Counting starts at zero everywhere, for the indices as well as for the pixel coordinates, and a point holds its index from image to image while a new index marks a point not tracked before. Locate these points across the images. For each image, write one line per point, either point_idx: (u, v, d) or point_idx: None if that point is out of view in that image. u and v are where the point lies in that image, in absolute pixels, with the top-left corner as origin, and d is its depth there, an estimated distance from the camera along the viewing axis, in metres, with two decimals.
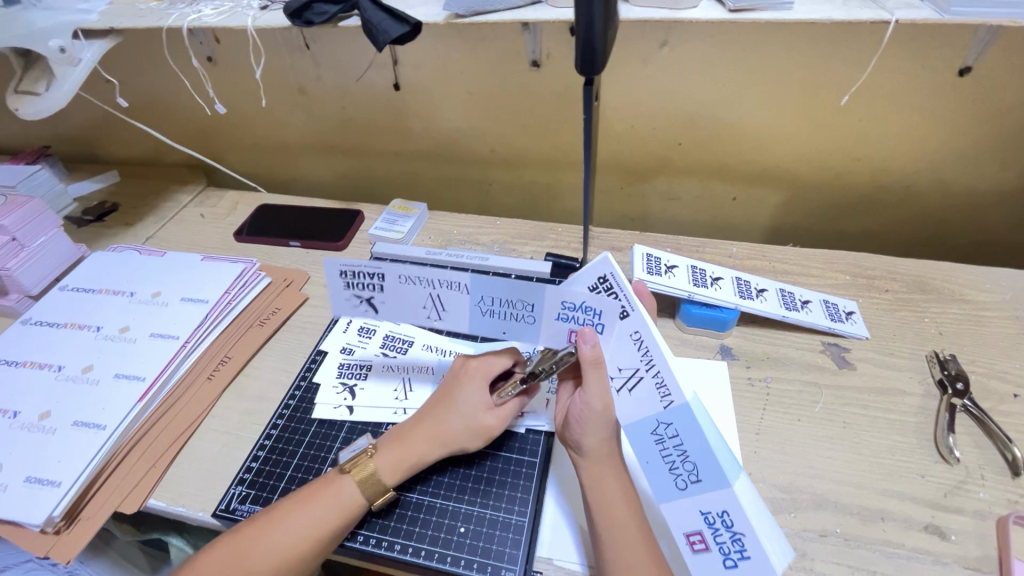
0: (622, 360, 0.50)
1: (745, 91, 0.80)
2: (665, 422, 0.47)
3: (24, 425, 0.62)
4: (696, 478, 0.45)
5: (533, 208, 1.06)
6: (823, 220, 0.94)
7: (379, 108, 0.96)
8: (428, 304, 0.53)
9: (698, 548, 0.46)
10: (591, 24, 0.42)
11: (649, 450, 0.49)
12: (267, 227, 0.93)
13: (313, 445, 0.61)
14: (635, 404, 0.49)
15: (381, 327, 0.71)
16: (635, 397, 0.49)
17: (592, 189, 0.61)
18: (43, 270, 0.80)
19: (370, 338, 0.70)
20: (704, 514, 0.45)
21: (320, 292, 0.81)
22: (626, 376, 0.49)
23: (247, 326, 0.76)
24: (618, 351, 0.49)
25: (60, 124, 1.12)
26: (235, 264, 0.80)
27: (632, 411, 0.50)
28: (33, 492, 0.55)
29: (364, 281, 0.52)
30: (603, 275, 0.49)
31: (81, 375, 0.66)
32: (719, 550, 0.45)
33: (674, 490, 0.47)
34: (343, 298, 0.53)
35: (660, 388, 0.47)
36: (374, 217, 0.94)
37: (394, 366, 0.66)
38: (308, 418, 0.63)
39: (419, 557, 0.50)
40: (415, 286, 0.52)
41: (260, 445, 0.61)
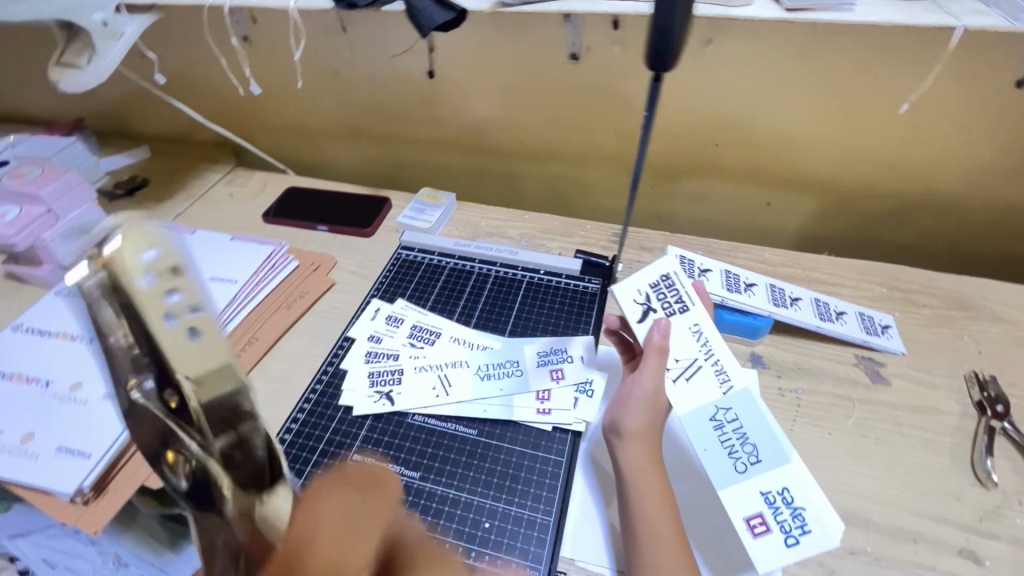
0: (680, 351, 0.53)
1: (789, 94, 0.78)
2: (723, 407, 0.51)
3: (56, 395, 0.62)
4: (758, 458, 0.48)
5: (559, 203, 1.05)
6: (858, 230, 0.92)
7: (411, 95, 0.95)
8: (437, 384, 0.62)
9: (758, 532, 0.47)
10: (670, 24, 0.41)
11: (707, 438, 0.50)
12: (295, 210, 0.93)
13: (339, 431, 0.60)
14: (692, 393, 0.52)
15: (408, 316, 0.70)
16: (693, 386, 0.52)
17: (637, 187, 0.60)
18: None
19: (397, 327, 0.69)
20: (764, 494, 0.47)
21: (347, 277, 0.81)
22: (683, 366, 0.53)
23: (275, 308, 0.76)
24: (677, 343, 0.54)
25: (94, 98, 1.13)
26: (264, 245, 0.80)
27: (690, 397, 0.52)
28: (64, 462, 0.56)
29: (385, 380, 0.63)
30: (667, 274, 0.57)
31: None
32: (779, 529, 0.46)
33: (733, 476, 0.48)
34: (367, 396, 0.62)
35: (719, 375, 0.52)
36: (402, 206, 0.94)
37: (421, 357, 0.65)
38: (334, 405, 0.63)
39: None
40: (426, 372, 0.63)
41: (286, 428, 0.61)
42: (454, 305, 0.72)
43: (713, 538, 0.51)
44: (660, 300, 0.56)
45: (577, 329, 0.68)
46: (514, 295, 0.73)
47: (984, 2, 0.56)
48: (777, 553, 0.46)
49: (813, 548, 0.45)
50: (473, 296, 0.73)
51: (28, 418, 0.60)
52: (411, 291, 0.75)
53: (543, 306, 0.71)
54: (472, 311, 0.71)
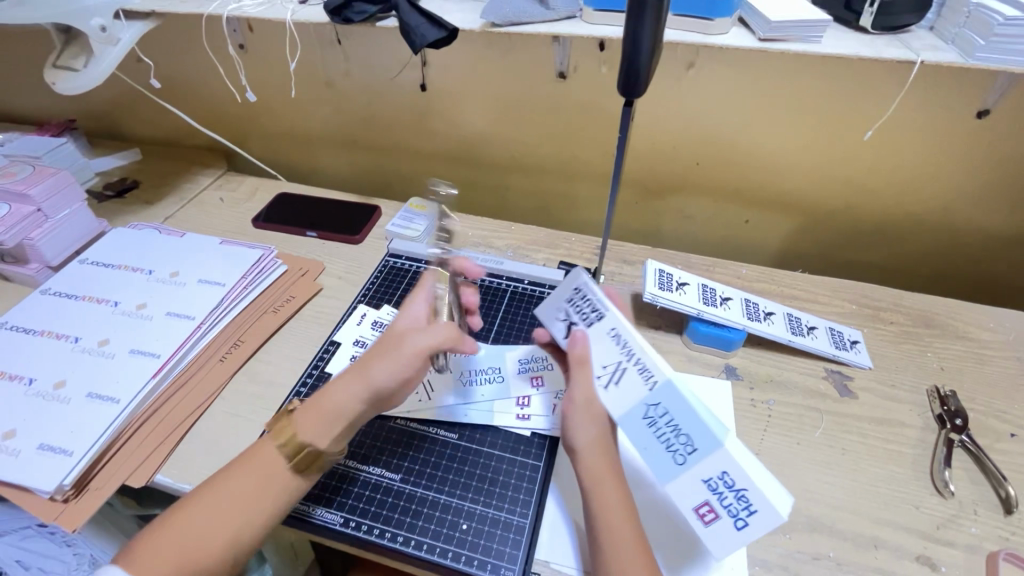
0: (603, 356, 0.51)
1: (766, 117, 0.81)
2: (652, 404, 0.48)
3: (38, 393, 0.63)
4: (692, 447, 0.46)
5: (546, 216, 1.07)
6: (832, 249, 0.95)
7: (403, 107, 0.97)
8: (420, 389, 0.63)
9: (709, 519, 0.47)
10: (638, 45, 0.44)
11: (644, 436, 0.48)
12: (284, 216, 0.95)
13: None
14: (621, 396, 0.49)
15: None
16: (623, 389, 0.49)
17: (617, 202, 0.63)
18: (64, 242, 0.81)
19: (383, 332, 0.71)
20: (705, 482, 0.46)
21: (334, 283, 0.83)
22: (609, 371, 0.50)
23: (262, 312, 0.77)
24: (598, 350, 0.52)
25: (87, 100, 1.13)
26: (253, 250, 0.81)
27: (622, 401, 0.49)
28: (45, 459, 0.56)
29: None
30: (579, 286, 0.56)
31: (97, 348, 0.67)
32: (727, 513, 0.46)
33: (673, 468, 0.47)
34: None
35: (643, 373, 0.48)
36: (391, 214, 0.96)
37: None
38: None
39: (421, 550, 0.51)
40: None
41: None
42: None
43: (676, 534, 0.54)
44: (579, 314, 0.55)
45: None
46: (498, 303, 0.75)
47: (942, 39, 0.60)
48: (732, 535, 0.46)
49: (764, 525, 0.45)
50: None
51: (10, 416, 0.61)
52: (398, 298, 0.76)
53: (526, 315, 0.73)
54: None
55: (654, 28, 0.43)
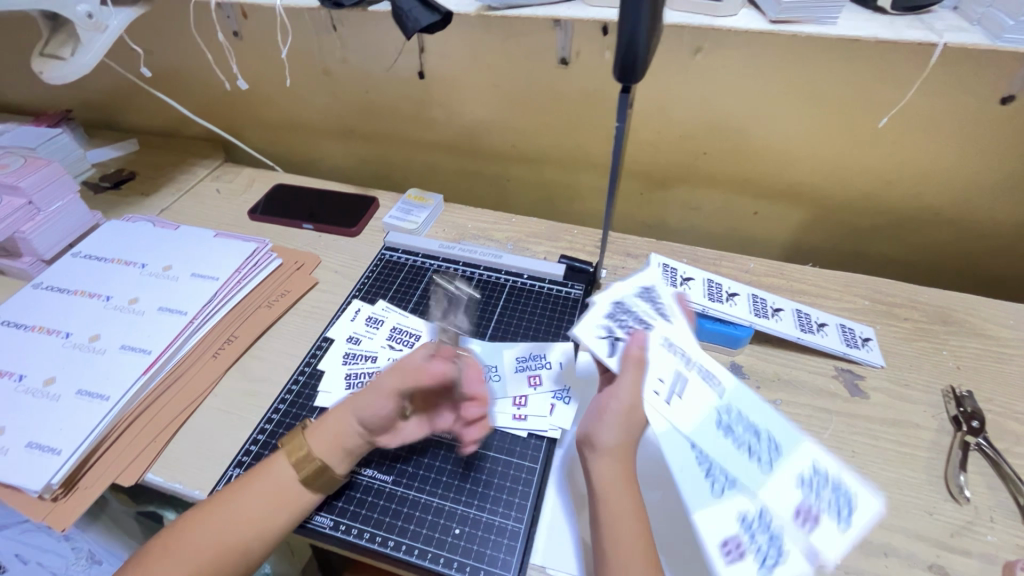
0: (660, 371, 0.52)
1: (778, 105, 0.78)
2: (724, 408, 0.51)
3: (29, 390, 0.62)
4: (733, 479, 0.48)
5: (548, 207, 1.05)
6: (845, 242, 0.92)
7: (401, 95, 0.95)
8: None
9: (733, 555, 0.46)
10: (636, 30, 0.41)
11: (687, 455, 0.50)
12: (281, 208, 0.93)
13: None
14: (685, 407, 0.51)
15: (389, 318, 0.70)
16: (687, 399, 0.51)
17: (614, 193, 0.59)
18: (58, 235, 0.80)
19: (377, 328, 0.69)
20: (742, 517, 0.47)
21: (330, 277, 0.81)
22: (670, 384, 0.51)
23: (256, 307, 0.75)
24: (654, 363, 0.52)
25: (83, 90, 1.12)
26: (247, 243, 0.80)
27: (688, 412, 0.50)
28: (34, 458, 0.55)
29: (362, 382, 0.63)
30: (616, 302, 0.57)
31: (88, 343, 0.66)
32: (755, 553, 0.46)
33: (708, 496, 0.49)
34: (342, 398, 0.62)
35: (709, 378, 0.53)
36: (389, 206, 0.94)
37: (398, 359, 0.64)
38: (308, 406, 0.62)
39: (412, 556, 0.50)
40: None
41: (260, 428, 0.61)
42: (435, 308, 0.72)
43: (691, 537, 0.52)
44: (621, 325, 0.55)
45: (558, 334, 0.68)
46: (496, 298, 0.73)
47: (967, 18, 0.56)
48: (836, 540, 0.46)
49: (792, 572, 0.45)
50: (456, 299, 0.73)
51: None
52: (393, 293, 0.74)
53: (525, 311, 0.71)
54: (454, 314, 0.71)
55: (651, 11, 0.40)
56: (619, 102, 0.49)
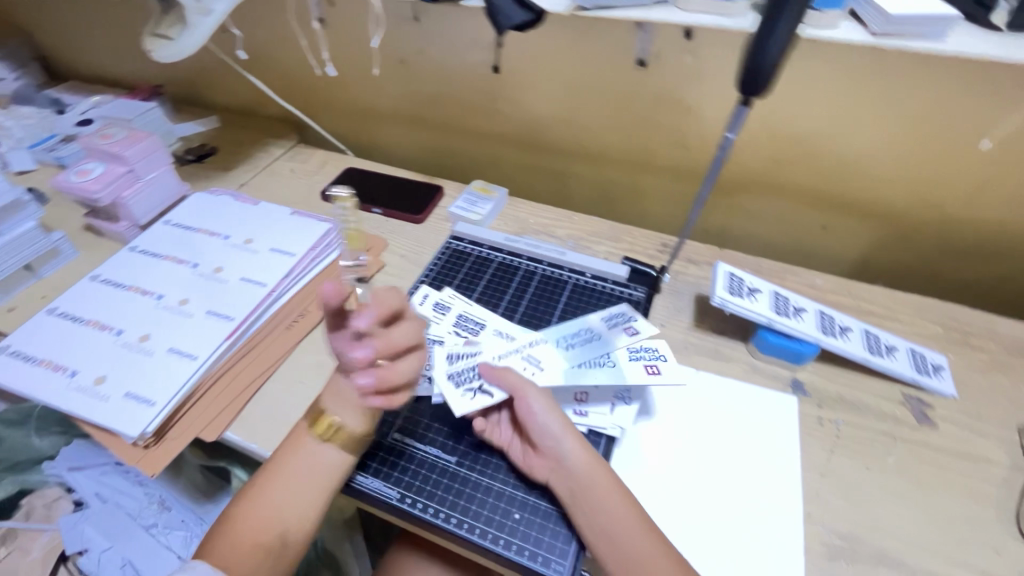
0: (500, 351, 0.63)
1: (862, 119, 0.76)
2: (553, 328, 0.65)
3: (126, 344, 0.67)
4: (603, 355, 0.61)
5: (607, 207, 1.05)
6: (916, 264, 0.89)
7: (473, 88, 0.97)
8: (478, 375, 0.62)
9: (655, 371, 0.59)
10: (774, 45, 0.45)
11: (581, 374, 0.60)
12: (351, 191, 0.97)
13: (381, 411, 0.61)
14: (541, 349, 0.63)
15: (455, 304, 0.70)
16: (530, 346, 0.64)
17: (703, 202, 0.66)
18: (152, 203, 0.86)
19: (443, 314, 0.69)
20: (630, 360, 0.60)
21: (397, 261, 0.84)
22: (500, 351, 0.63)
23: (327, 284, 0.79)
24: (488, 348, 0.64)
25: (172, 67, 1.19)
26: (322, 223, 0.84)
27: (527, 349, 0.63)
28: (130, 407, 0.60)
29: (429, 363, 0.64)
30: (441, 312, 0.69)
31: (178, 306, 0.71)
32: (654, 362, 0.60)
33: (617, 373, 0.59)
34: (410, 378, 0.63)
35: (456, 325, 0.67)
36: (454, 195, 0.96)
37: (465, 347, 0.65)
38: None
39: (474, 534, 0.52)
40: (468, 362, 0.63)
41: None
42: (500, 299, 0.73)
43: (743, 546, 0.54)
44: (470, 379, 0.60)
45: None
46: (559, 294, 0.74)
47: None
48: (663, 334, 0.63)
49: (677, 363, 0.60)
50: (519, 291, 0.74)
51: (99, 362, 0.65)
52: (459, 282, 0.76)
53: (587, 309, 0.72)
54: (517, 306, 0.72)
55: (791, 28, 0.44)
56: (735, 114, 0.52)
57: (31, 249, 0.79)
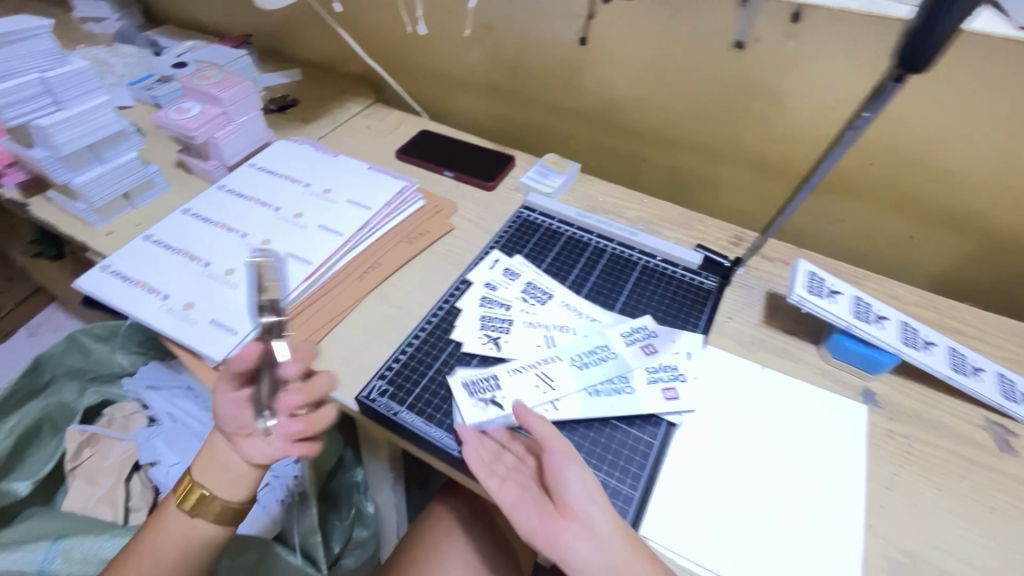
0: (528, 343, 0.62)
1: (975, 124, 0.71)
2: (583, 332, 0.64)
3: (212, 275, 0.70)
4: (625, 374, 0.60)
5: (677, 193, 1.02)
6: (1010, 286, 0.83)
7: (556, 59, 0.95)
8: (543, 343, 0.62)
9: (671, 395, 0.59)
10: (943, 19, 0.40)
11: (600, 401, 0.58)
12: (425, 153, 0.98)
13: (448, 364, 0.61)
14: (567, 353, 0.61)
15: (524, 272, 0.70)
16: (558, 345, 0.62)
17: (811, 189, 0.60)
18: (240, 145, 0.89)
19: (513, 280, 0.69)
20: (649, 380, 0.60)
21: (465, 226, 0.85)
22: (537, 344, 0.62)
23: (398, 241, 0.81)
24: (519, 340, 0.62)
25: (262, 18, 1.22)
26: (397, 181, 0.85)
27: (556, 351, 0.62)
28: (215, 332, 0.64)
29: (497, 326, 0.64)
30: (464, 289, 0.68)
31: (260, 246, 0.75)
32: (671, 382, 0.60)
33: (635, 401, 0.58)
34: (477, 337, 0.62)
35: (497, 316, 0.65)
36: (525, 167, 0.96)
37: (532, 313, 0.65)
38: (444, 337, 0.63)
39: None
40: (535, 330, 0.63)
41: (400, 349, 0.63)
42: (568, 271, 0.72)
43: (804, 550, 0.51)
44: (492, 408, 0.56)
45: (686, 323, 0.68)
46: (627, 275, 0.73)
47: None
48: (689, 357, 0.64)
49: (695, 388, 0.61)
50: (588, 266, 0.73)
51: (189, 289, 0.69)
52: (528, 250, 0.75)
53: (655, 292, 0.71)
54: (584, 280, 0.71)
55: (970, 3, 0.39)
56: (886, 90, 0.48)
57: (130, 178, 0.84)
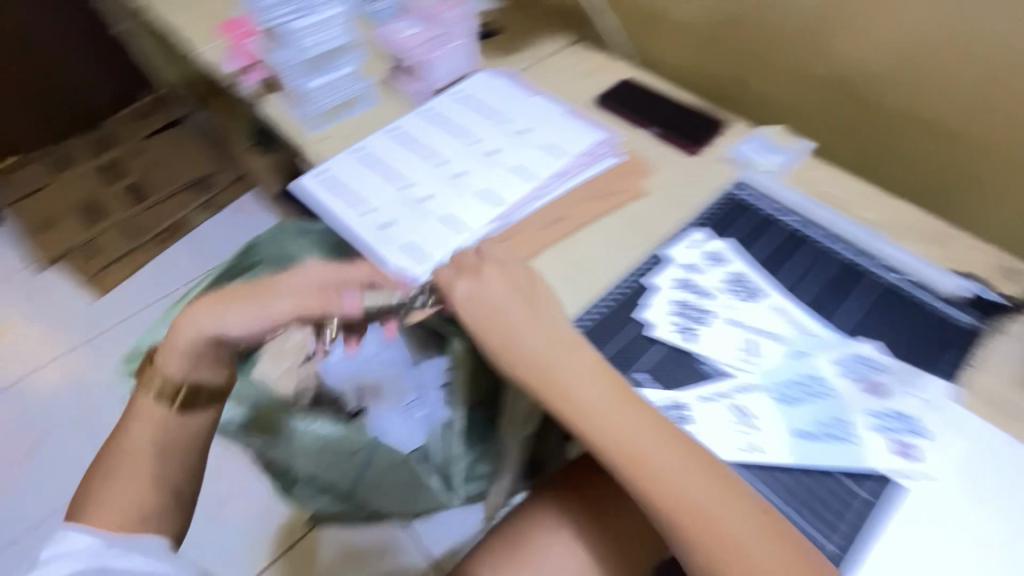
0: (730, 344, 0.56)
1: None
2: (796, 353, 0.55)
3: (412, 199, 0.73)
4: (841, 419, 0.51)
5: (922, 197, 0.83)
6: None
7: (811, 9, 0.79)
8: (745, 349, 0.55)
9: (904, 452, 0.49)
10: None
11: (810, 446, 0.50)
12: (624, 102, 0.89)
13: (630, 342, 0.57)
14: (773, 372, 0.54)
15: (731, 261, 0.62)
16: (764, 358, 0.55)
17: None
18: (446, 72, 0.89)
19: (717, 267, 0.62)
20: (872, 428, 0.51)
21: (659, 190, 0.76)
22: (738, 353, 0.55)
23: (586, 195, 0.75)
24: (719, 340, 0.56)
25: None
26: (598, 130, 0.79)
27: (761, 368, 0.54)
28: (411, 256, 0.67)
29: (693, 315, 0.58)
30: (660, 268, 0.62)
31: (456, 177, 0.75)
32: (902, 438, 0.50)
33: (853, 450, 0.49)
34: (669, 324, 0.57)
35: (695, 310, 0.58)
36: (737, 134, 0.83)
37: (735, 310, 0.58)
38: (630, 314, 0.59)
39: None
40: (737, 331, 0.56)
41: (582, 315, 0.60)
42: (783, 268, 0.63)
43: None
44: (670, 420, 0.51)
45: (928, 363, 0.55)
46: (857, 287, 0.61)
47: None
48: (928, 408, 0.52)
49: (935, 451, 0.50)
50: (809, 267, 0.63)
51: (392, 209, 0.72)
52: (738, 236, 0.66)
53: (890, 316, 0.59)
54: (802, 283, 0.61)
55: None
56: None
57: (349, 90, 0.88)
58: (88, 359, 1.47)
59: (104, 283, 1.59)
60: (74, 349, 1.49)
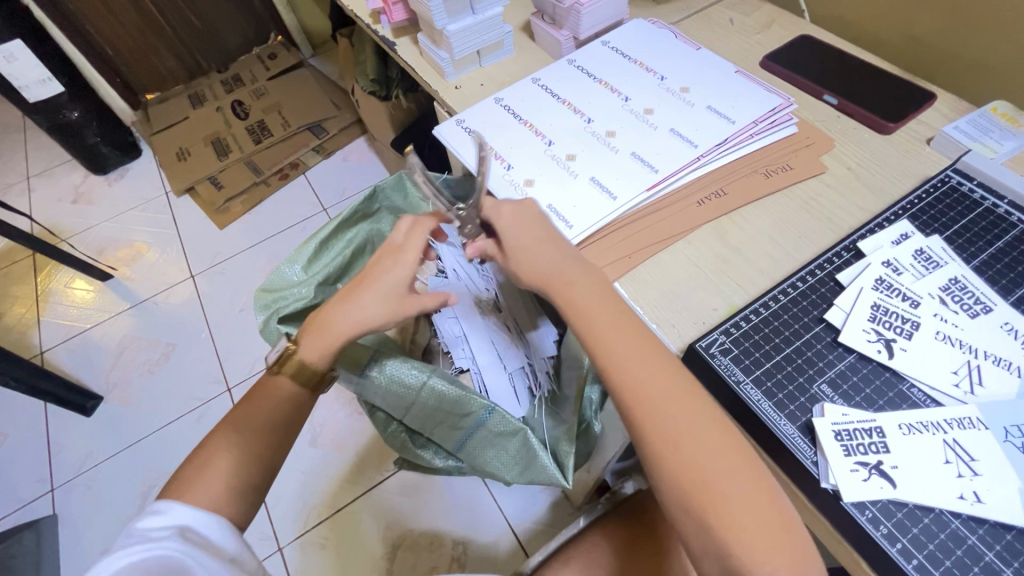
0: (946, 364, 0.47)
1: None
2: None
3: (555, 158, 0.67)
4: None
5: None
6: None
7: None
8: (963, 374, 0.47)
9: None
10: None
11: None
12: (802, 65, 0.76)
13: (811, 346, 0.51)
14: (1000, 408, 0.45)
15: (947, 265, 0.53)
16: (989, 388, 0.46)
17: None
18: (597, 19, 0.79)
19: (927, 270, 0.53)
20: None
21: (843, 171, 0.64)
22: (954, 379, 0.47)
23: (751, 171, 0.65)
24: (934, 357, 0.48)
25: None
26: (771, 95, 0.68)
27: (985, 400, 0.46)
28: (551, 219, 0.61)
29: (893, 323, 0.50)
30: (853, 264, 0.54)
31: (606, 136, 0.68)
32: None
33: None
34: (863, 330, 0.50)
35: (901, 317, 0.50)
36: (947, 111, 0.68)
37: (951, 325, 0.49)
38: (811, 312, 0.53)
39: (908, 562, 0.41)
40: (953, 350, 0.48)
41: (753, 308, 0.54)
42: (1014, 282, 0.52)
43: None
44: (864, 448, 0.44)
45: None
46: None
47: None
48: None
49: None
50: None
51: (533, 165, 0.66)
52: (951, 235, 0.56)
53: None
54: None
55: None
56: None
57: (489, 35, 0.81)
58: (208, 285, 1.58)
59: (226, 215, 1.70)
60: (197, 274, 1.60)
